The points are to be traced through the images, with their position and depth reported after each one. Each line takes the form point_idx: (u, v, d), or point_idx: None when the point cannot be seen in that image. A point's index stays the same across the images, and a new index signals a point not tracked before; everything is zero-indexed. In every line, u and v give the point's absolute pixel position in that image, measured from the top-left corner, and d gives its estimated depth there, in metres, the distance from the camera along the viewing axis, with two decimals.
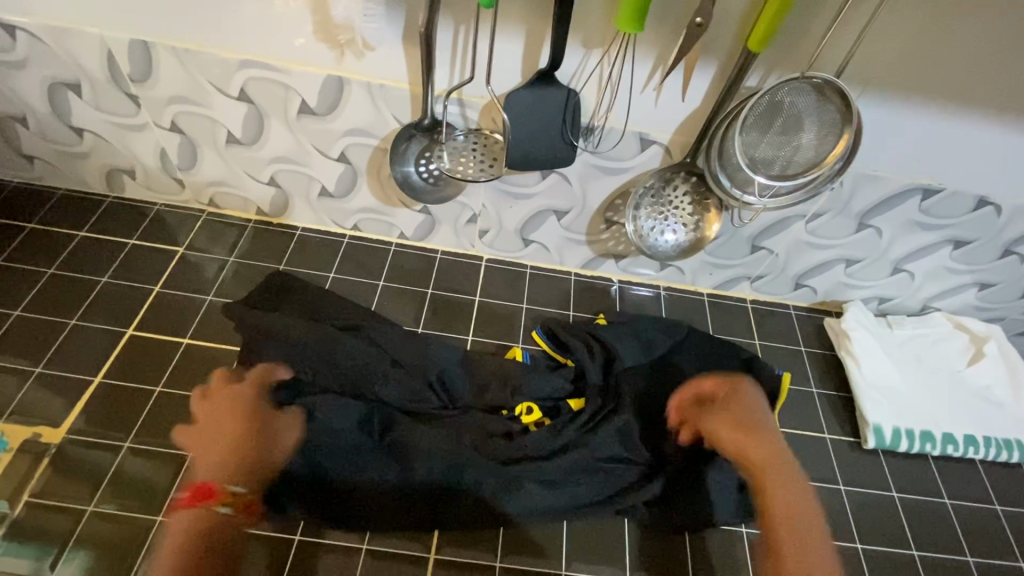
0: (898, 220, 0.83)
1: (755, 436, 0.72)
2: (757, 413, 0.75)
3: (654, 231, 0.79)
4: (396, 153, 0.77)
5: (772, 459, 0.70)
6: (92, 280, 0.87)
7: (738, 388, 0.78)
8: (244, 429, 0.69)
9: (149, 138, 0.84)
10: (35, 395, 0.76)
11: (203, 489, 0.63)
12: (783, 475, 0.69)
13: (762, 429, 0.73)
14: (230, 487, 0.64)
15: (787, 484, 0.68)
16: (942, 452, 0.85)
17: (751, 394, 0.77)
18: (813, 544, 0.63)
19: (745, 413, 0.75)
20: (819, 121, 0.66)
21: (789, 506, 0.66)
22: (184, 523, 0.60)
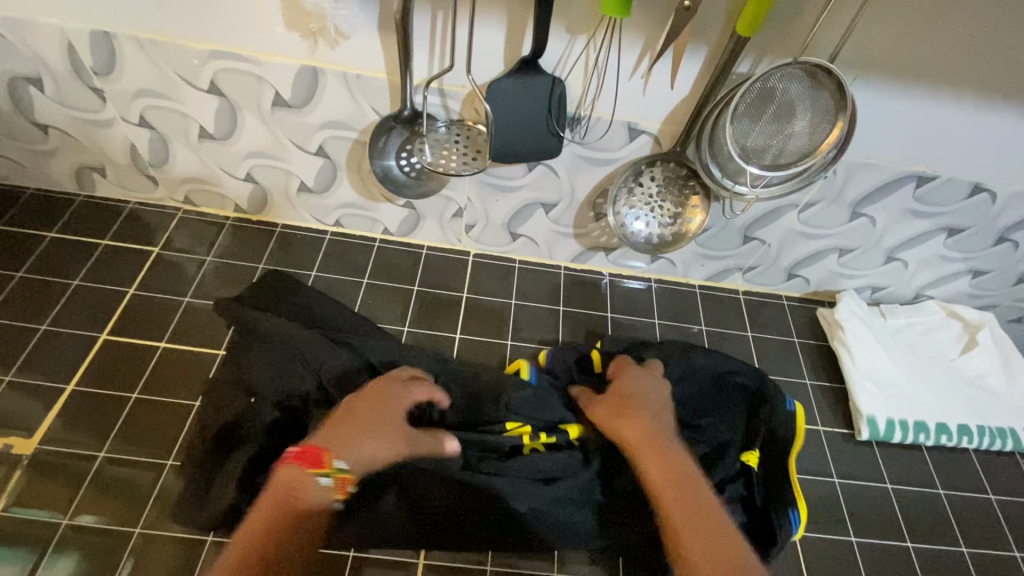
0: (891, 209, 0.81)
1: (635, 416, 0.63)
2: (642, 394, 0.67)
3: (642, 224, 0.76)
4: (375, 147, 0.74)
5: (657, 440, 0.61)
6: (64, 282, 0.84)
7: (632, 371, 0.70)
8: (374, 427, 0.60)
9: (119, 134, 0.80)
10: (7, 403, 0.73)
11: (316, 453, 0.56)
12: (662, 453, 0.59)
13: (648, 411, 0.64)
14: (340, 459, 0.57)
15: (672, 464, 0.58)
16: (936, 443, 0.85)
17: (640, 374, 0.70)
18: (716, 523, 0.53)
19: (643, 395, 0.67)
20: (812, 107, 0.63)
21: (672, 481, 0.57)
22: (285, 482, 0.55)
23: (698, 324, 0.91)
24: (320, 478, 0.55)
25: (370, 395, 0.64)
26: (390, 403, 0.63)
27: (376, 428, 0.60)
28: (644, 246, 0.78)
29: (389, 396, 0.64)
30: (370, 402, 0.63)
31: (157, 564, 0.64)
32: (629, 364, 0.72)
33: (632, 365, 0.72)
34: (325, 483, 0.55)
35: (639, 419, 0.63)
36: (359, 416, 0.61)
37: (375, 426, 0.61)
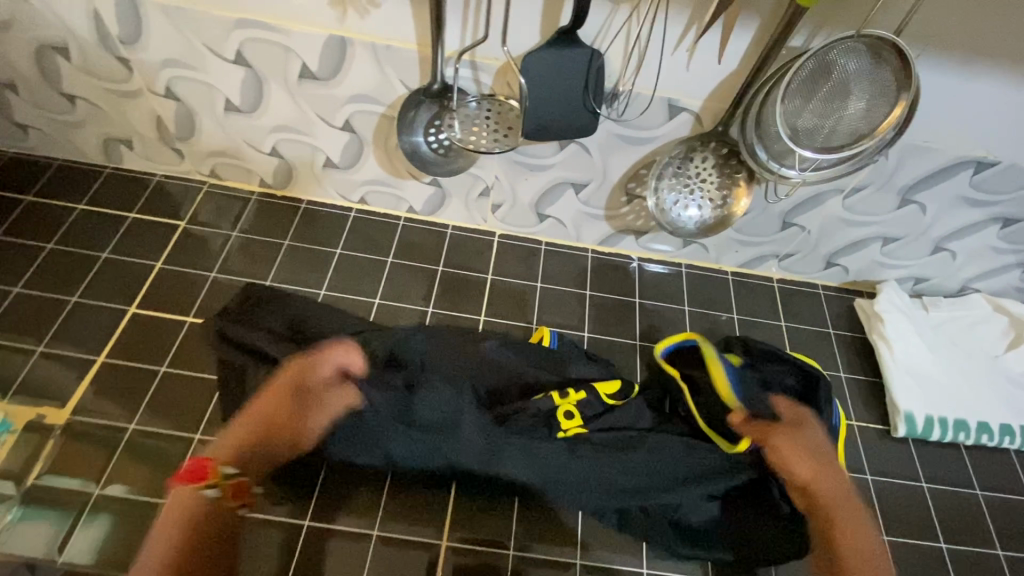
0: (945, 196, 0.76)
1: (807, 470, 0.66)
2: (815, 455, 0.67)
3: (682, 208, 0.72)
4: (403, 120, 0.71)
5: (838, 499, 0.66)
6: (93, 255, 0.84)
7: (807, 430, 0.69)
8: (268, 429, 0.66)
9: (144, 105, 0.79)
10: (40, 373, 0.74)
11: (198, 470, 0.63)
12: (849, 503, 0.67)
13: (824, 468, 0.67)
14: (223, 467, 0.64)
15: (840, 501, 0.67)
16: (976, 442, 0.82)
17: (814, 427, 0.69)
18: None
19: (822, 461, 0.67)
20: (871, 87, 0.58)
21: (850, 508, 0.67)
22: (180, 503, 0.63)
23: (728, 313, 0.88)
24: (206, 488, 0.62)
25: (265, 399, 0.68)
26: (293, 389, 0.67)
27: (290, 424, 0.66)
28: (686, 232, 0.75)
29: (301, 378, 0.68)
30: (266, 406, 0.67)
31: None
32: (799, 415, 0.70)
33: (802, 412, 0.70)
34: (213, 492, 0.63)
35: (816, 481, 0.66)
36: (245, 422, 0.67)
37: (287, 424, 0.66)
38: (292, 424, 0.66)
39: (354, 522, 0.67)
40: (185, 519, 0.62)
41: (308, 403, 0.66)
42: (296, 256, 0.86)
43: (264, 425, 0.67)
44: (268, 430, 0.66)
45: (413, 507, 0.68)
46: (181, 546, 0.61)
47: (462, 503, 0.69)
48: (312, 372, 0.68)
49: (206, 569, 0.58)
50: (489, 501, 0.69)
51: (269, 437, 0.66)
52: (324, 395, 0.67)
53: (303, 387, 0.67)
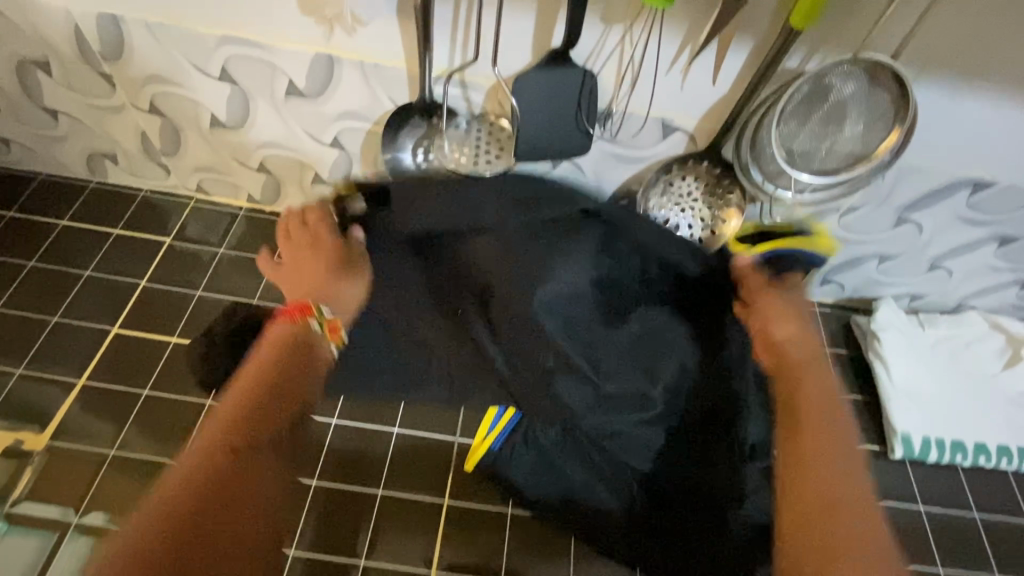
0: (941, 216, 0.76)
1: (782, 331, 0.67)
2: (788, 335, 0.67)
3: (673, 227, 0.72)
4: (387, 137, 0.70)
5: (812, 385, 0.61)
6: (75, 273, 0.82)
7: (791, 318, 0.68)
8: (322, 269, 0.72)
9: (129, 121, 0.78)
10: (19, 396, 0.72)
11: (303, 307, 0.69)
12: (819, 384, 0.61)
13: (800, 343, 0.66)
14: (322, 309, 0.70)
15: (808, 395, 0.60)
16: (974, 463, 0.81)
17: (800, 318, 0.69)
18: (836, 447, 0.56)
19: (795, 332, 0.67)
20: (867, 111, 0.57)
21: (815, 406, 0.60)
22: (279, 333, 0.67)
23: None
24: (309, 321, 0.68)
25: (305, 267, 0.75)
26: (320, 287, 0.72)
27: (334, 274, 0.72)
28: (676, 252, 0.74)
29: (320, 277, 0.72)
30: (309, 288, 0.73)
31: None
32: (789, 287, 0.71)
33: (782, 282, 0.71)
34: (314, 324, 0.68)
35: (793, 354, 0.65)
36: (304, 270, 0.75)
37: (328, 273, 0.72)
38: (336, 282, 0.72)
39: (345, 545, 0.67)
40: (276, 349, 0.65)
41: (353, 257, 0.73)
42: None
43: (309, 288, 0.73)
44: (332, 278, 0.72)
45: (402, 533, 0.68)
46: (249, 388, 0.60)
47: (451, 528, 0.69)
48: (327, 269, 0.72)
49: (260, 420, 0.58)
50: (479, 526, 0.69)
51: (324, 274, 0.72)
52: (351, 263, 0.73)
53: (331, 267, 0.72)
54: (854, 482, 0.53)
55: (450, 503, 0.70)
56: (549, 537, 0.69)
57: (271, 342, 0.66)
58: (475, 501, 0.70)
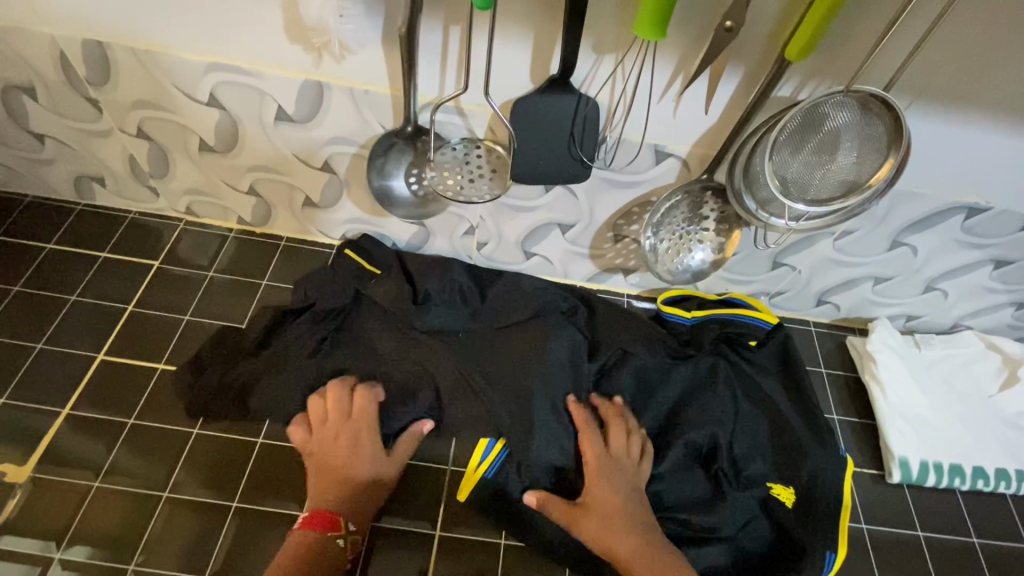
0: (936, 239, 0.75)
1: (594, 459, 0.70)
2: (612, 490, 0.68)
3: (692, 254, 0.72)
4: (373, 165, 0.70)
5: (641, 548, 0.64)
6: (60, 297, 0.81)
7: (600, 463, 0.70)
8: (331, 440, 0.69)
9: (116, 144, 0.77)
10: (0, 427, 0.71)
11: (327, 516, 0.64)
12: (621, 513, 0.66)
13: (597, 473, 0.69)
14: (348, 521, 0.65)
15: (610, 523, 0.66)
16: (972, 487, 0.80)
17: (600, 460, 0.70)
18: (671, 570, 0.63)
19: (604, 497, 0.68)
20: (861, 140, 0.57)
21: (603, 523, 0.66)
22: (301, 541, 0.63)
23: None
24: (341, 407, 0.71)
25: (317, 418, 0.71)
26: (335, 433, 0.70)
27: (364, 444, 0.70)
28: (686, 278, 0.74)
29: (329, 421, 0.70)
30: (328, 454, 0.69)
31: None
32: (608, 439, 0.72)
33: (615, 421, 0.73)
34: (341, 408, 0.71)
35: (599, 503, 0.67)
36: (335, 463, 0.68)
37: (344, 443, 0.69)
38: (348, 435, 0.70)
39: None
40: (303, 553, 0.62)
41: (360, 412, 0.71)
42: (276, 297, 0.84)
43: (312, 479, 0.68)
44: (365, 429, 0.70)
45: (393, 560, 0.68)
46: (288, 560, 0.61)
47: (443, 554, 0.70)
48: (348, 420, 0.70)
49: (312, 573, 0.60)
50: (471, 552, 0.70)
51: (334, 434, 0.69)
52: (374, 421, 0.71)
53: (361, 435, 0.70)
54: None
55: (443, 534, 0.71)
56: None
57: (301, 554, 0.61)
58: (467, 526, 0.72)
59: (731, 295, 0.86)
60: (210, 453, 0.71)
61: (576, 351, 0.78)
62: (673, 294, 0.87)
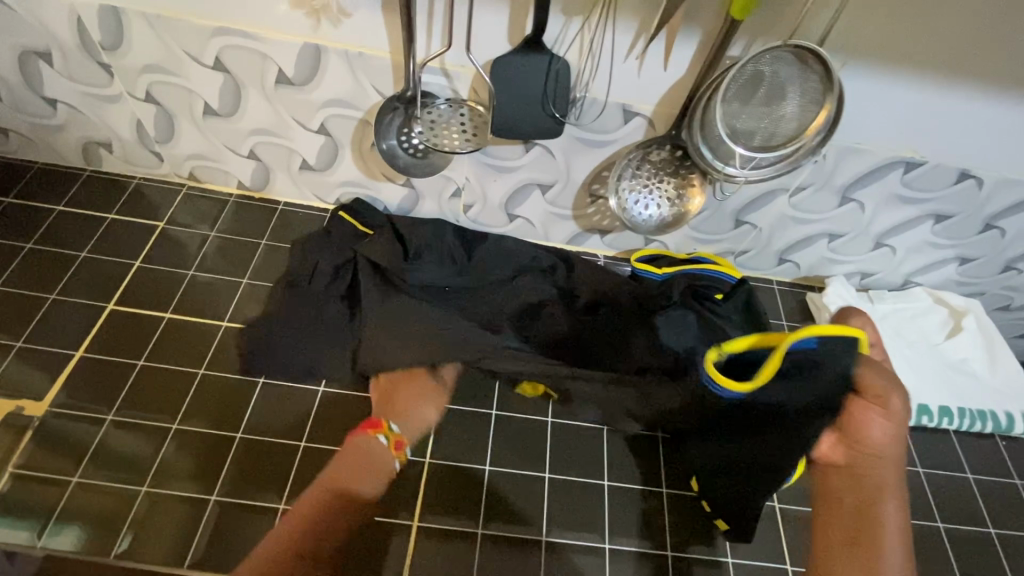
0: (881, 194, 0.83)
1: (874, 427, 0.60)
2: (872, 437, 0.60)
3: (646, 207, 0.77)
4: (379, 130, 0.75)
5: (883, 490, 0.61)
6: (71, 254, 0.86)
7: (888, 393, 0.60)
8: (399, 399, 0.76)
9: (125, 109, 0.82)
10: (17, 369, 0.75)
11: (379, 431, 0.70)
12: (886, 465, 0.61)
13: (892, 437, 0.61)
14: (392, 425, 0.72)
15: (884, 466, 0.62)
16: (917, 423, 0.88)
17: (898, 407, 0.60)
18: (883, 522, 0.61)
19: (875, 447, 0.61)
20: (801, 91, 0.64)
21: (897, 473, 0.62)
22: (355, 445, 0.69)
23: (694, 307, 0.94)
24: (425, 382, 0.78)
25: (404, 383, 0.77)
26: (408, 397, 0.76)
27: (416, 404, 0.76)
28: (649, 229, 0.80)
29: (417, 392, 0.77)
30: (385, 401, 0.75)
31: (163, 521, 0.67)
32: (871, 398, 0.60)
33: (874, 398, 0.60)
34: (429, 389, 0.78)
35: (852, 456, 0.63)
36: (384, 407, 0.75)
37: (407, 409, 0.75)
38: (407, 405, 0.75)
39: None
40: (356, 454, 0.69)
41: (416, 391, 0.77)
42: (276, 255, 0.89)
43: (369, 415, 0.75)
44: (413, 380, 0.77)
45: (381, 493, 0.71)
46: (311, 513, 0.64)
47: (431, 485, 0.72)
48: (418, 385, 0.77)
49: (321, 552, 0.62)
50: (458, 484, 0.73)
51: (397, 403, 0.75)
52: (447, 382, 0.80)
53: (417, 396, 0.77)
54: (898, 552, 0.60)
55: (432, 462, 0.74)
56: (523, 497, 0.73)
57: (352, 455, 0.69)
58: (453, 459, 0.75)
59: (697, 254, 0.92)
60: (214, 392, 0.77)
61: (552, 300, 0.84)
62: (646, 254, 0.92)
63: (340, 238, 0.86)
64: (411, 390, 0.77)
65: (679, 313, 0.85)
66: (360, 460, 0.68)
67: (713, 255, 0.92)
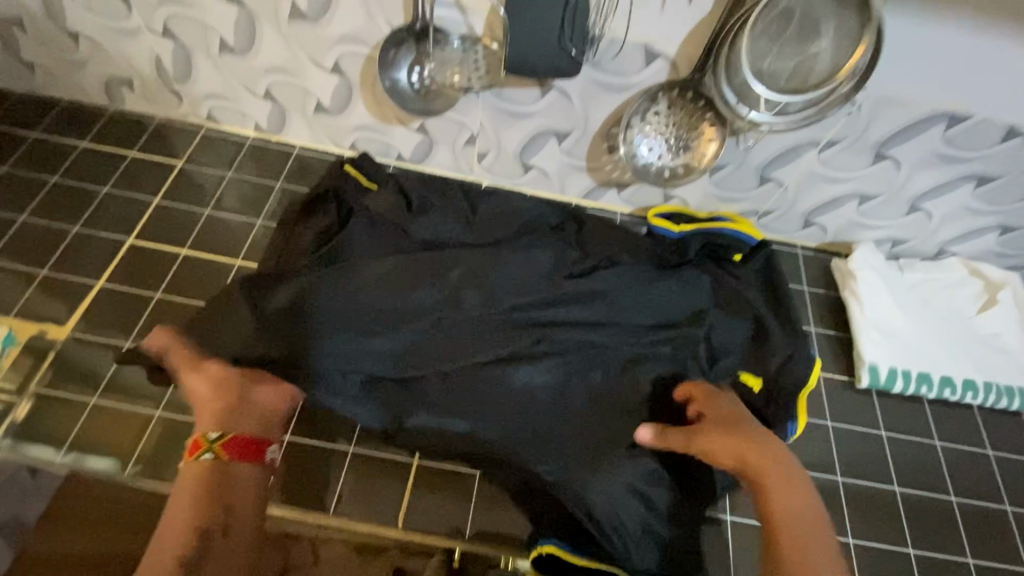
0: (918, 151, 0.79)
1: (725, 434, 0.63)
2: (738, 433, 0.63)
3: (650, 151, 0.74)
4: (384, 59, 0.73)
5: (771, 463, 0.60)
6: (93, 189, 0.88)
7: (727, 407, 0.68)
8: (217, 408, 0.63)
9: (144, 44, 0.83)
10: (42, 295, 0.78)
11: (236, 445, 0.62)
12: (772, 450, 0.62)
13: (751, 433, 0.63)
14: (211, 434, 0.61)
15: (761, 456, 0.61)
16: (938, 396, 0.84)
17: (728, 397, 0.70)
18: (789, 488, 0.59)
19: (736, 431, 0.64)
20: (836, 28, 0.61)
21: (792, 498, 0.58)
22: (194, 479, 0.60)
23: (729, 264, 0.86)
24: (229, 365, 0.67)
25: (201, 380, 0.66)
26: (219, 395, 0.64)
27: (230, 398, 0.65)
28: (652, 178, 0.76)
29: (228, 387, 0.65)
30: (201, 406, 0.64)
31: (178, 443, 0.70)
32: (708, 405, 0.68)
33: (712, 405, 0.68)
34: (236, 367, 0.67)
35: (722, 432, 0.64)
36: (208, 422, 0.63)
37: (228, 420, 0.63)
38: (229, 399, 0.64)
39: (332, 435, 0.74)
40: (198, 485, 0.59)
41: (222, 386, 0.65)
42: (290, 197, 0.90)
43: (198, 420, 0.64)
44: (221, 398, 0.64)
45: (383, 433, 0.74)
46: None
47: None
48: (245, 383, 0.66)
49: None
50: None
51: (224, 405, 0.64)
52: (249, 396, 0.65)
53: (217, 394, 0.65)
54: (808, 502, 0.58)
55: None
56: None
57: (189, 488, 0.59)
58: None
59: (717, 213, 0.89)
60: None
61: (561, 254, 0.80)
62: (663, 210, 0.89)
63: (346, 191, 0.83)
64: (239, 392, 0.65)
65: (693, 272, 0.81)
66: (205, 500, 0.59)
67: (732, 213, 0.88)
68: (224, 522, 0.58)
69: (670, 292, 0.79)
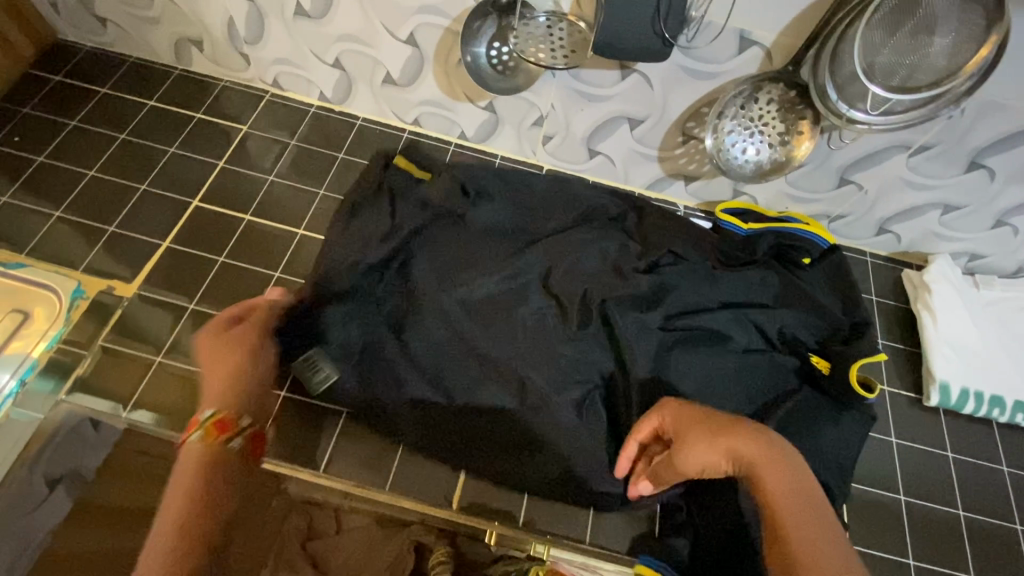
0: (1018, 162, 0.74)
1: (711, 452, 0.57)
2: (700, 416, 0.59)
3: (747, 150, 0.71)
4: (468, 30, 0.72)
5: (768, 475, 0.55)
6: (159, 149, 0.88)
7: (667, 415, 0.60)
8: (227, 374, 0.62)
9: (218, 4, 0.82)
10: (109, 251, 0.79)
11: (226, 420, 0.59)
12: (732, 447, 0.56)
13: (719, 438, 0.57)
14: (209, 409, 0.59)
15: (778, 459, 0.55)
16: (1010, 420, 0.80)
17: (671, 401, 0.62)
18: (796, 475, 0.55)
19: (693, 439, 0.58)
20: (956, 28, 0.57)
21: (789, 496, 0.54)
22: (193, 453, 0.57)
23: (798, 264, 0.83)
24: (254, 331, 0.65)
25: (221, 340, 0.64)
26: (235, 361, 0.63)
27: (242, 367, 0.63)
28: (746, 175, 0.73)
29: (238, 355, 0.63)
30: (214, 362, 0.63)
31: None
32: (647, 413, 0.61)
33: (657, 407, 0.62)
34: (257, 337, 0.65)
35: (691, 443, 0.58)
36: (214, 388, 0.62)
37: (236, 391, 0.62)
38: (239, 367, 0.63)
39: None
40: (199, 470, 0.57)
41: (237, 352, 0.63)
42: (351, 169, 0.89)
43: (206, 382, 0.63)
44: (237, 376, 0.62)
45: None
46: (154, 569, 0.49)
47: None
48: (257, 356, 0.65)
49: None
50: None
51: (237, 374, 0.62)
52: (256, 365, 0.64)
53: (231, 356, 0.63)
54: (807, 487, 0.55)
55: None
56: None
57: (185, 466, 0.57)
58: None
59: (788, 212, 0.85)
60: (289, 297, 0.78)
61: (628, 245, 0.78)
62: (732, 206, 0.86)
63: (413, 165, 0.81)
64: (249, 362, 0.63)
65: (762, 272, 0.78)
66: (201, 478, 0.56)
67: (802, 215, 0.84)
68: (218, 521, 0.54)
69: (739, 293, 0.76)
